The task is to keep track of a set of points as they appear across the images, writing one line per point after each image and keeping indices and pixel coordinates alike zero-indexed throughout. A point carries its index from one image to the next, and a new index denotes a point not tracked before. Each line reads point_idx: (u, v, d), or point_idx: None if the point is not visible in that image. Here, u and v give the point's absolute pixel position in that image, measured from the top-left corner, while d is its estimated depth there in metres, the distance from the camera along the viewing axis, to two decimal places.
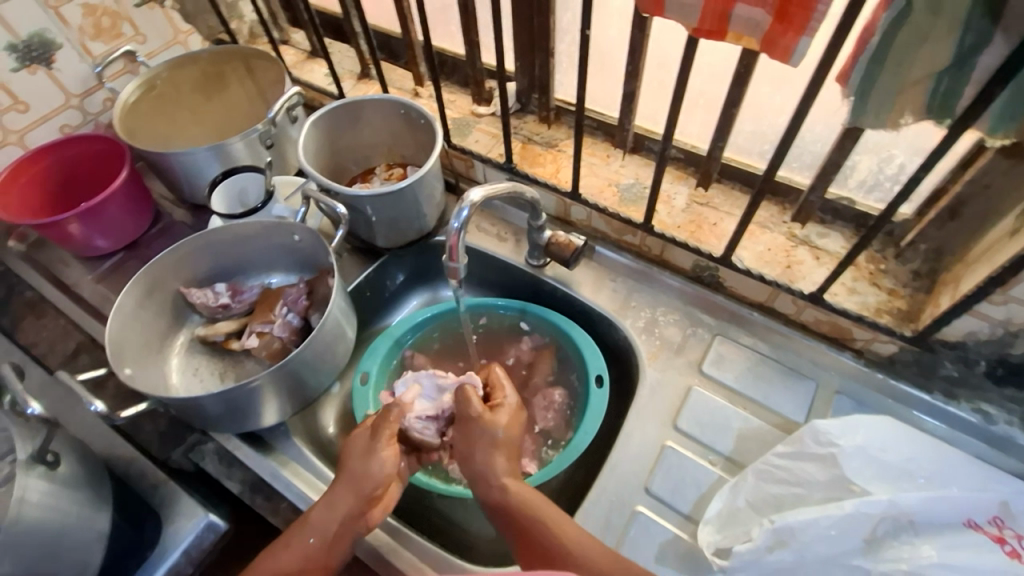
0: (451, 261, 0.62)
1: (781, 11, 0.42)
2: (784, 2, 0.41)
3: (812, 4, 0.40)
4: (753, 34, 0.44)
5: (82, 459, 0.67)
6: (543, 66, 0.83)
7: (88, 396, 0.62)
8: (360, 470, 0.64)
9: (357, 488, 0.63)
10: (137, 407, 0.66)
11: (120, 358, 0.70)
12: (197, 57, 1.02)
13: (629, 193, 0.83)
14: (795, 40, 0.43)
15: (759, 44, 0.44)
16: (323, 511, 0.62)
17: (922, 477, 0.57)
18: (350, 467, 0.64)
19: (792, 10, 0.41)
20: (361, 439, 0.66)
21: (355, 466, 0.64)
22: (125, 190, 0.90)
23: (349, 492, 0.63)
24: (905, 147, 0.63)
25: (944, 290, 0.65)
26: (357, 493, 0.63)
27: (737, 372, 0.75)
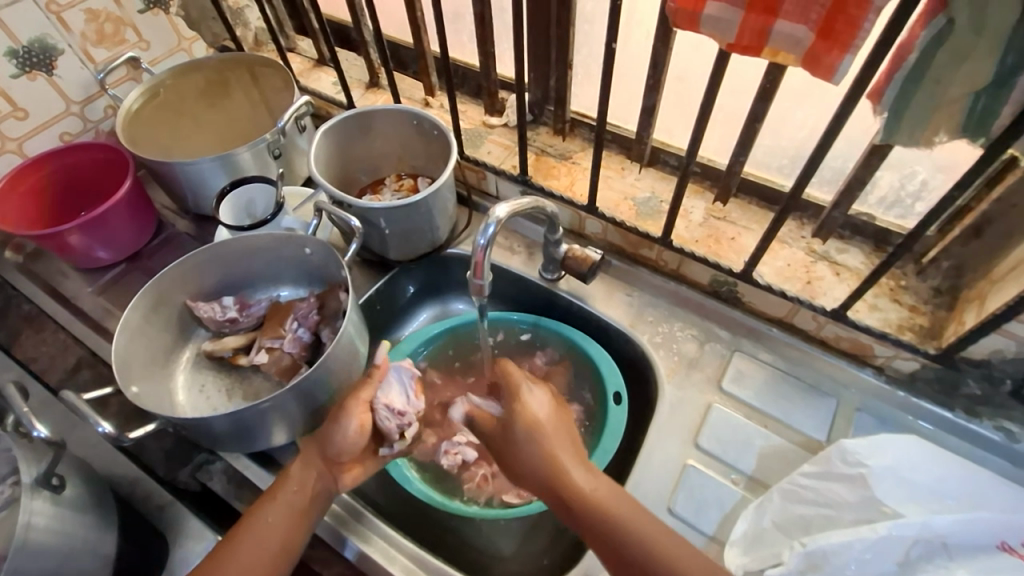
0: (475, 278, 0.63)
1: (826, 29, 0.41)
2: (830, 19, 0.40)
3: (858, 22, 0.40)
4: (793, 52, 0.43)
5: (88, 481, 0.65)
6: (559, 78, 0.82)
7: (97, 417, 0.59)
8: (328, 433, 0.64)
9: (328, 454, 0.63)
10: (145, 428, 0.62)
11: (126, 375, 0.67)
12: (201, 64, 1.00)
13: (645, 207, 0.82)
14: (840, 57, 0.42)
15: (800, 62, 0.43)
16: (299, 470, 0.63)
17: (952, 499, 0.56)
18: (326, 432, 0.63)
19: (839, 27, 0.40)
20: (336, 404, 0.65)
21: (324, 427, 0.64)
22: (128, 199, 0.88)
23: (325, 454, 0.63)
24: (929, 164, 0.63)
25: (968, 307, 0.64)
26: (328, 458, 0.63)
27: (757, 389, 0.74)
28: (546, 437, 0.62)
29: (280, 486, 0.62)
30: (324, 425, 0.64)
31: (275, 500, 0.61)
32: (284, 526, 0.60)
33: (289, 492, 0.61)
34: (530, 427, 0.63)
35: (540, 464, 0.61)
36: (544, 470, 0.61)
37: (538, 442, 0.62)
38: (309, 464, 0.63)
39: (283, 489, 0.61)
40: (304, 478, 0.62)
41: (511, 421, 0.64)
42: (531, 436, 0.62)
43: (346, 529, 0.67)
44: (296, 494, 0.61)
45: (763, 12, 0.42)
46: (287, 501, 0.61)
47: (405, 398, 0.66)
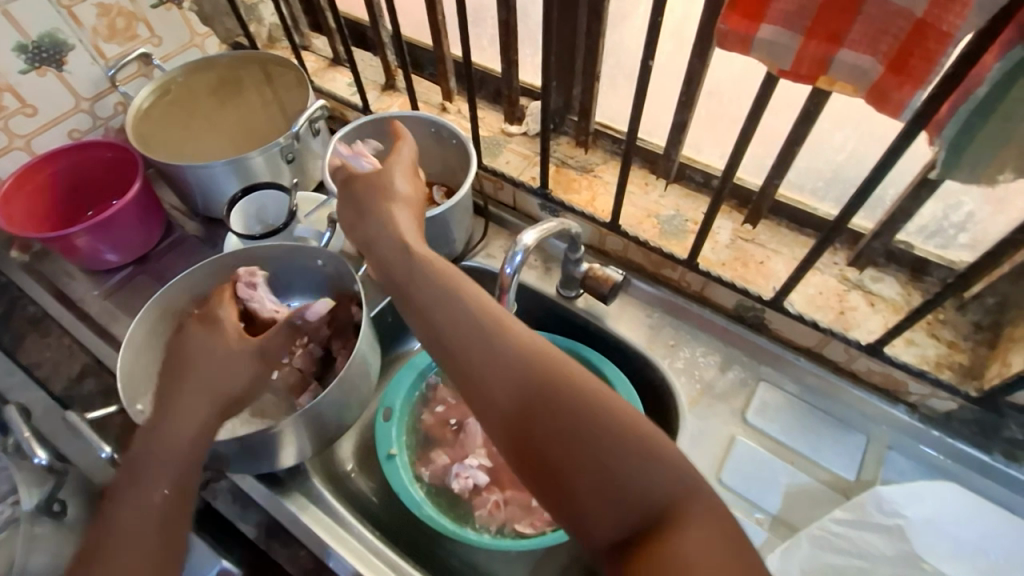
0: (500, 307, 0.64)
1: (897, 64, 0.42)
2: (903, 53, 0.41)
3: (936, 57, 0.40)
4: (858, 83, 0.44)
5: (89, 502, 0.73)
6: (584, 89, 0.79)
7: (101, 441, 0.59)
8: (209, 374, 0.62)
9: (218, 393, 0.61)
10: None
11: (131, 392, 0.65)
12: (214, 61, 0.99)
13: (670, 225, 0.79)
14: (910, 94, 0.43)
15: (866, 94, 0.44)
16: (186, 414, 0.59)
17: (994, 555, 0.55)
18: (193, 383, 0.61)
19: (913, 63, 0.41)
20: (242, 359, 0.65)
21: (209, 368, 0.62)
22: (137, 201, 0.86)
23: (213, 402, 0.61)
24: (977, 196, 0.59)
25: (1012, 347, 0.61)
26: (220, 400, 0.61)
27: (782, 422, 0.71)
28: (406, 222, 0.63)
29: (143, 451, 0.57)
30: (203, 370, 0.62)
31: (147, 462, 0.56)
32: (165, 476, 0.55)
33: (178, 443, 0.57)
34: (394, 202, 0.65)
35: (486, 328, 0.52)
36: (494, 336, 0.51)
37: (428, 271, 0.58)
38: (181, 416, 0.58)
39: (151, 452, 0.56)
40: (182, 433, 0.58)
41: (373, 216, 0.64)
42: (419, 268, 0.58)
43: (354, 558, 0.64)
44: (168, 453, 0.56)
45: (825, 40, 0.43)
46: (159, 454, 0.56)
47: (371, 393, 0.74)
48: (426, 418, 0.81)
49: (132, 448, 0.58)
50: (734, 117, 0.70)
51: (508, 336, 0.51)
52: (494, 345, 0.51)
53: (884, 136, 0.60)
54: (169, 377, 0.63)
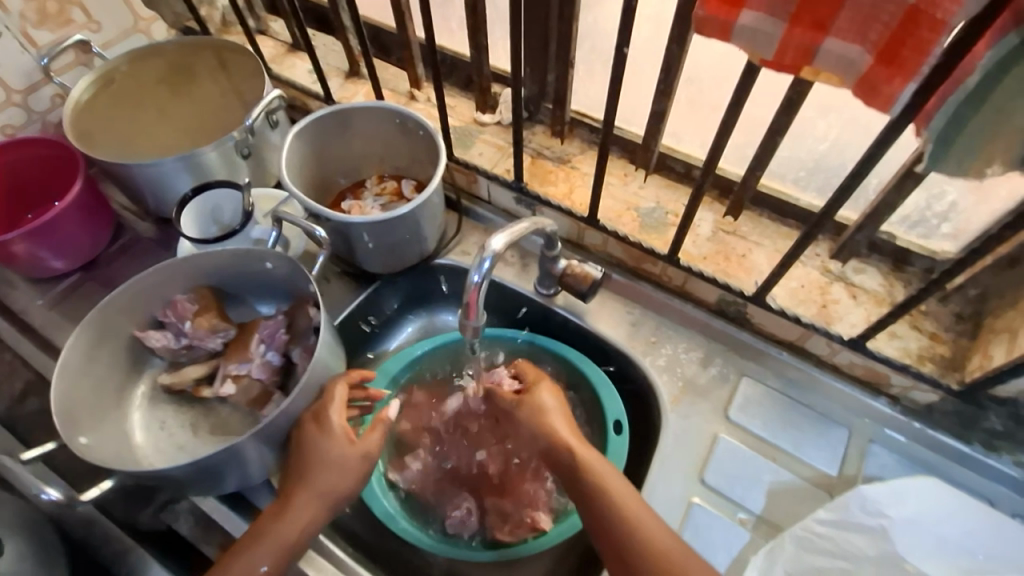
0: (469, 317, 0.60)
1: (888, 55, 0.39)
2: (894, 44, 0.39)
3: (929, 47, 0.37)
4: (846, 74, 0.41)
5: (33, 536, 0.65)
6: (558, 76, 0.75)
7: (41, 485, 0.57)
8: (325, 479, 0.59)
9: (335, 499, 0.60)
10: (100, 485, 0.57)
11: (73, 425, 0.61)
12: (162, 48, 0.89)
13: (650, 218, 0.76)
14: (901, 87, 0.40)
15: (854, 86, 0.42)
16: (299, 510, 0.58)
17: (980, 554, 0.55)
18: (317, 489, 0.59)
19: (905, 53, 0.38)
20: (351, 459, 0.60)
21: (321, 475, 0.59)
22: (80, 201, 0.79)
23: (324, 505, 0.59)
24: (961, 185, 0.57)
25: (994, 339, 0.60)
26: (327, 502, 0.59)
27: (765, 419, 0.70)
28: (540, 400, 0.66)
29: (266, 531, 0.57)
30: (324, 477, 0.59)
31: (262, 546, 0.56)
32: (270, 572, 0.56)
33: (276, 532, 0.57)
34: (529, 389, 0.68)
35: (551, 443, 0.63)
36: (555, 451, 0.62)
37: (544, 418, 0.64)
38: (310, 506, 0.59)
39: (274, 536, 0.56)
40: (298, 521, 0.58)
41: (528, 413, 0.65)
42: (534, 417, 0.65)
43: None
44: (285, 542, 0.57)
45: (811, 27, 0.40)
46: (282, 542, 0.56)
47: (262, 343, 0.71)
48: (400, 425, 0.78)
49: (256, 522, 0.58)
50: (716, 106, 0.67)
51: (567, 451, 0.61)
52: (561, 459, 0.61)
53: (871, 126, 0.58)
54: (293, 469, 0.60)
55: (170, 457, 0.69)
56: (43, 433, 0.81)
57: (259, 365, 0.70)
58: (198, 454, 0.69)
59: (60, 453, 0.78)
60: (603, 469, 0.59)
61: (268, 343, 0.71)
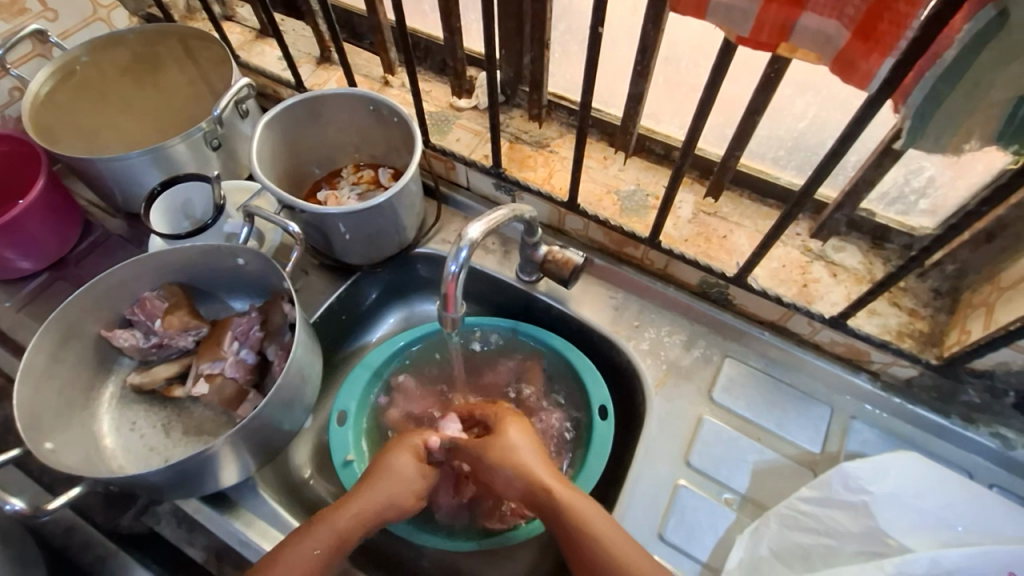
0: (448, 309, 0.59)
1: (866, 30, 0.39)
2: (870, 20, 0.38)
3: (907, 21, 0.37)
4: (823, 50, 0.41)
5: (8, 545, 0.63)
6: (533, 59, 0.73)
7: (3, 495, 0.55)
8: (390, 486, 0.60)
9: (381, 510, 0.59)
10: (68, 494, 0.56)
11: (38, 429, 0.60)
12: (123, 37, 0.86)
13: (630, 201, 0.75)
14: (878, 63, 0.40)
15: (832, 63, 0.41)
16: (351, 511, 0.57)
17: (961, 526, 0.55)
18: (375, 501, 0.58)
19: (883, 28, 0.38)
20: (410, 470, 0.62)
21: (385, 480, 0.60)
22: (44, 199, 0.76)
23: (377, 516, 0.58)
24: (938, 161, 0.57)
25: (971, 313, 0.61)
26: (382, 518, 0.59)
27: (749, 400, 0.70)
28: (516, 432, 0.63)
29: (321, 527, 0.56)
30: (380, 493, 0.59)
31: (314, 543, 0.54)
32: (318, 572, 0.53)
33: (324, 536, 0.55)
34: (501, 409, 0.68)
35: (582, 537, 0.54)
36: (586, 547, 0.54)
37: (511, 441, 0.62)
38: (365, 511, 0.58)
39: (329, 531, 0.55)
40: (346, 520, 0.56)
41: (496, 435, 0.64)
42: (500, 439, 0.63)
43: None
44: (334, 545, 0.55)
45: (787, 3, 0.39)
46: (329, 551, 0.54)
47: (234, 340, 0.70)
48: (388, 416, 0.78)
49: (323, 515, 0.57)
50: (693, 85, 0.66)
51: (607, 549, 0.53)
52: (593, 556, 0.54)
53: (848, 103, 0.57)
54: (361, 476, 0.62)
55: (142, 459, 0.67)
56: (17, 438, 0.79)
57: (235, 364, 0.69)
58: (171, 456, 0.68)
59: (33, 458, 0.76)
60: (599, 525, 0.55)
61: (241, 340, 0.70)
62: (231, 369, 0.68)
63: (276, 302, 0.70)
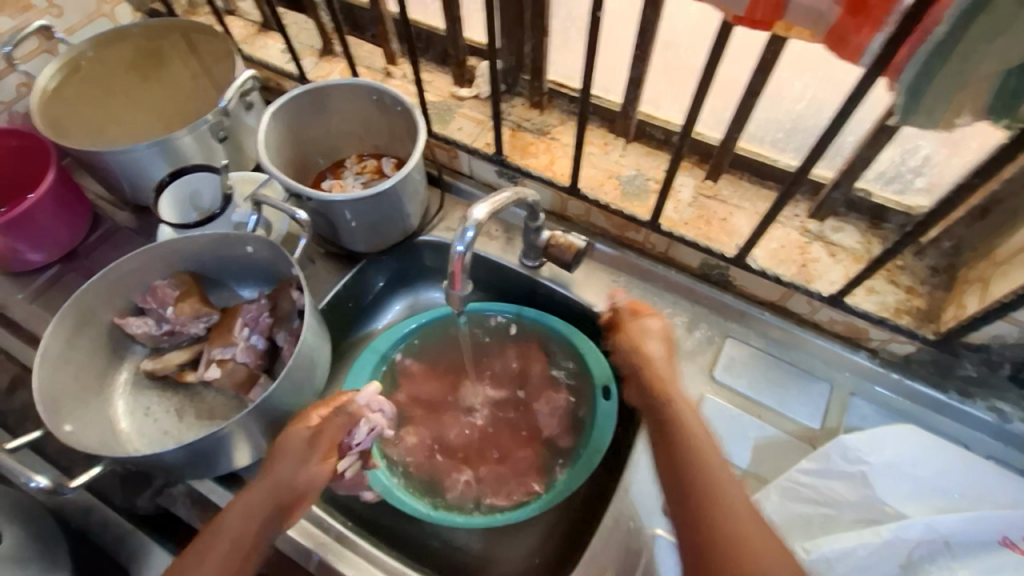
0: (454, 288, 0.61)
1: (856, 5, 0.40)
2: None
3: None
4: (816, 26, 0.42)
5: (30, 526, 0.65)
6: (534, 46, 0.74)
7: (29, 472, 0.57)
8: (289, 474, 0.55)
9: (281, 496, 0.54)
10: (88, 473, 0.57)
11: (57, 413, 0.61)
12: (127, 32, 0.86)
13: (631, 186, 0.77)
14: (869, 37, 0.42)
15: (824, 39, 0.43)
16: (237, 516, 0.52)
17: (956, 494, 0.57)
18: (262, 495, 0.53)
19: (872, 4, 0.40)
20: (308, 445, 0.56)
21: (282, 470, 0.54)
22: (55, 191, 0.78)
23: (277, 499, 0.54)
24: (934, 139, 0.58)
25: (968, 289, 0.62)
26: (275, 503, 0.53)
27: (750, 378, 0.72)
28: (651, 324, 0.61)
29: (207, 543, 0.51)
30: (269, 481, 0.54)
31: (202, 565, 0.49)
32: None
33: (218, 551, 0.50)
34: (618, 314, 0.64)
35: (691, 470, 0.48)
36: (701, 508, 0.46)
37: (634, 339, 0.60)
38: (242, 516, 0.52)
39: (213, 552, 0.50)
40: (230, 531, 0.51)
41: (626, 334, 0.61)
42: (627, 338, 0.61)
43: (326, 552, 0.64)
44: (234, 552, 0.51)
45: None
46: (231, 563, 0.50)
47: (242, 328, 0.71)
48: (396, 398, 0.79)
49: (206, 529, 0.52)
50: (691, 70, 0.67)
51: (706, 460, 0.48)
52: (692, 483, 0.47)
53: (845, 83, 0.58)
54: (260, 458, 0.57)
55: (156, 443, 0.69)
56: (33, 426, 0.80)
57: (247, 347, 0.70)
58: (185, 438, 0.69)
59: (49, 444, 0.78)
60: (693, 427, 0.51)
61: (252, 323, 0.71)
62: (242, 355, 0.70)
63: (284, 292, 0.71)
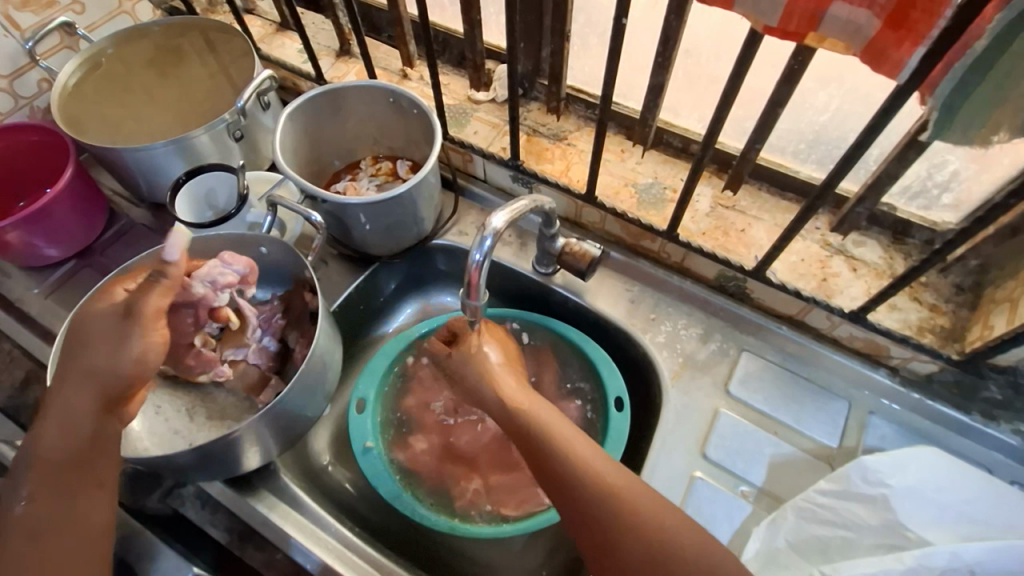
0: (469, 297, 0.60)
1: (897, 18, 0.39)
2: (902, 9, 0.39)
3: (938, 10, 0.37)
4: (852, 40, 0.41)
5: None
6: (553, 52, 0.73)
7: None
8: (99, 361, 0.53)
9: (105, 387, 0.53)
10: None
11: None
12: (148, 30, 0.88)
13: (648, 195, 0.75)
14: (909, 52, 0.40)
15: (861, 52, 0.42)
16: (56, 428, 0.53)
17: (984, 523, 0.55)
18: (80, 398, 0.53)
19: (913, 16, 0.38)
20: (105, 327, 0.53)
21: (94, 354, 0.53)
22: (73, 187, 0.78)
23: (96, 390, 0.53)
24: (963, 154, 0.56)
25: (994, 309, 0.60)
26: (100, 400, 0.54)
27: (766, 393, 0.70)
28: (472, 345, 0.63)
29: (36, 461, 0.53)
30: (80, 378, 0.53)
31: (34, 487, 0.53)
32: (62, 507, 0.53)
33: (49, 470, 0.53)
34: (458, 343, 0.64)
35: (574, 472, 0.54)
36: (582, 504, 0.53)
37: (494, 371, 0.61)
38: (65, 428, 0.53)
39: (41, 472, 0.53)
40: (57, 448, 0.53)
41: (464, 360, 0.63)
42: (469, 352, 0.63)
43: (332, 558, 0.63)
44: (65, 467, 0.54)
45: None
46: (74, 478, 0.54)
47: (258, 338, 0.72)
48: (405, 402, 0.78)
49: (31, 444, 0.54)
50: (713, 79, 0.66)
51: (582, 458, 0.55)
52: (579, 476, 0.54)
53: (873, 96, 0.57)
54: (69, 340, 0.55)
55: (167, 443, 0.68)
56: None
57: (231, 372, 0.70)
58: (196, 439, 0.68)
59: None
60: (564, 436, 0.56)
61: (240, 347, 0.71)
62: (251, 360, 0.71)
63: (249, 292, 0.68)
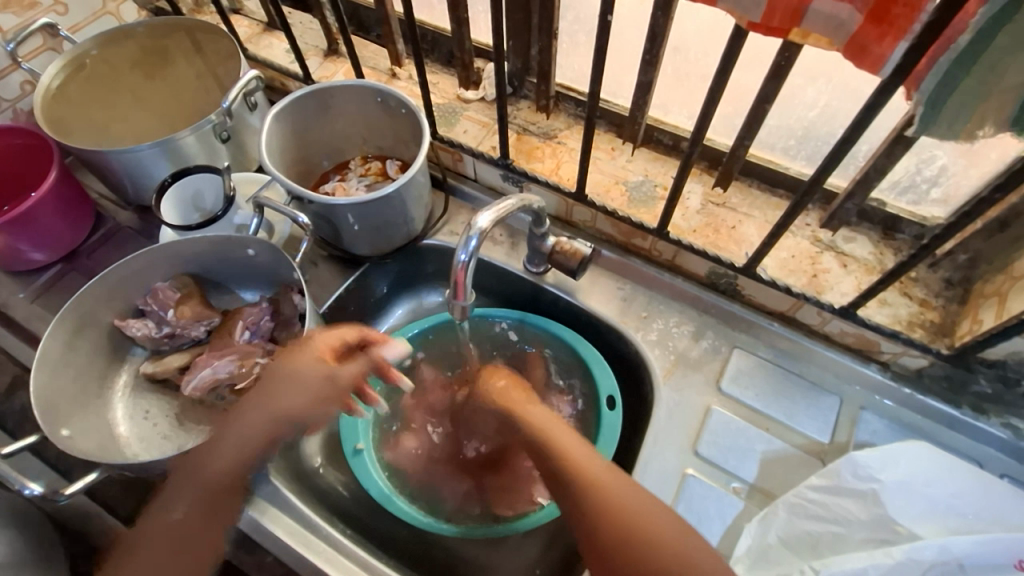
0: (457, 297, 0.60)
1: (878, 14, 0.39)
2: (884, 4, 0.38)
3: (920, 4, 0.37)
4: (835, 35, 0.41)
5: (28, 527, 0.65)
6: (541, 49, 0.73)
7: (24, 479, 0.58)
8: (286, 401, 0.59)
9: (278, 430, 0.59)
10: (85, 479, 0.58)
11: (54, 418, 0.61)
12: (132, 31, 0.85)
13: (638, 192, 0.75)
14: (891, 47, 0.40)
15: (843, 48, 0.42)
16: (228, 446, 0.57)
17: (972, 515, 0.55)
18: (248, 430, 0.58)
19: (895, 11, 0.38)
20: (309, 374, 0.60)
21: (285, 394, 0.59)
22: (57, 190, 0.77)
23: (270, 424, 0.58)
24: (951, 149, 0.57)
25: (984, 303, 0.60)
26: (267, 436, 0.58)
27: (759, 389, 0.70)
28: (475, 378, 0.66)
29: (187, 478, 0.56)
30: (258, 411, 0.59)
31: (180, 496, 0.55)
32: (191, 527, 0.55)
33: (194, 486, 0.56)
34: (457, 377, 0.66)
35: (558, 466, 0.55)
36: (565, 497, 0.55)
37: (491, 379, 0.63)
38: (222, 452, 0.57)
39: (187, 485, 0.56)
40: (211, 469, 0.57)
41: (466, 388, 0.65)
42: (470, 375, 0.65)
43: (324, 561, 0.63)
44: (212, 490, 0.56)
45: None
46: (209, 502, 0.56)
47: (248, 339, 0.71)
48: (397, 404, 0.78)
49: (187, 459, 0.58)
50: (702, 75, 0.66)
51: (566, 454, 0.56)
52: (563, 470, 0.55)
53: (860, 91, 0.57)
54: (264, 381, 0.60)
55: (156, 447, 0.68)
56: (34, 426, 0.80)
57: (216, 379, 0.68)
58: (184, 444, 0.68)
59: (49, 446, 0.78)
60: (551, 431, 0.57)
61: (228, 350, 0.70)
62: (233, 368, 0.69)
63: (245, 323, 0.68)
